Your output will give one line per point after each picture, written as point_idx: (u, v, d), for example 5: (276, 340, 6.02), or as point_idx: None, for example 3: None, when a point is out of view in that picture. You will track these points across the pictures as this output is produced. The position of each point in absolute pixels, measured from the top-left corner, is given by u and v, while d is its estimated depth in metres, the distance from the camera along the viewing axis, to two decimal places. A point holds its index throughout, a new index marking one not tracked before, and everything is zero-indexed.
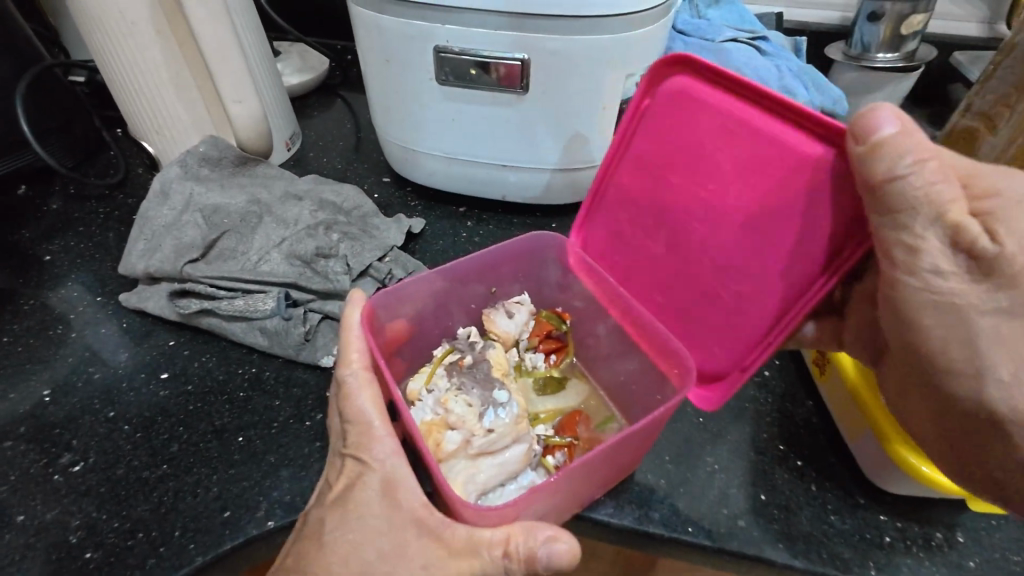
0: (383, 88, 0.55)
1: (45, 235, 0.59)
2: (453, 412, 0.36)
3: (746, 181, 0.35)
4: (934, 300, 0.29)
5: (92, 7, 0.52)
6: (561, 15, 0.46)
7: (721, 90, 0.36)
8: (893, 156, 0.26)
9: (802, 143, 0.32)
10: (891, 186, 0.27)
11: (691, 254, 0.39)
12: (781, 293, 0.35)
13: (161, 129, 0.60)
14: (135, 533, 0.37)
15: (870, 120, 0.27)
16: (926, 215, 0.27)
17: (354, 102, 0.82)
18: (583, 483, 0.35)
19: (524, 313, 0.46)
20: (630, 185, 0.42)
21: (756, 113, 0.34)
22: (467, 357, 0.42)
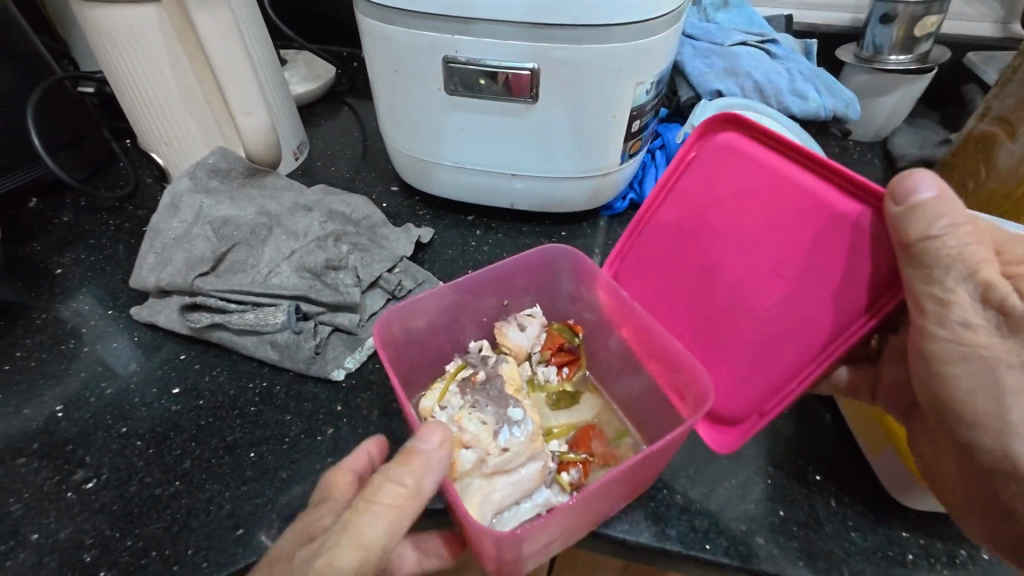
0: (392, 98, 0.55)
1: (56, 248, 0.59)
2: (467, 430, 0.36)
3: (783, 233, 0.37)
4: (963, 351, 0.31)
5: (101, 21, 0.52)
6: (570, 24, 0.45)
7: (767, 149, 0.38)
8: (927, 218, 0.29)
9: (841, 203, 0.34)
10: (926, 245, 0.29)
11: (722, 298, 0.40)
12: (808, 342, 0.36)
13: (170, 140, 0.60)
14: (149, 552, 0.37)
15: (910, 182, 0.30)
16: (959, 271, 0.29)
17: (361, 110, 0.82)
18: (599, 504, 0.35)
19: (535, 325, 0.45)
20: (669, 228, 0.44)
21: (798, 172, 0.36)
22: (480, 373, 0.41)
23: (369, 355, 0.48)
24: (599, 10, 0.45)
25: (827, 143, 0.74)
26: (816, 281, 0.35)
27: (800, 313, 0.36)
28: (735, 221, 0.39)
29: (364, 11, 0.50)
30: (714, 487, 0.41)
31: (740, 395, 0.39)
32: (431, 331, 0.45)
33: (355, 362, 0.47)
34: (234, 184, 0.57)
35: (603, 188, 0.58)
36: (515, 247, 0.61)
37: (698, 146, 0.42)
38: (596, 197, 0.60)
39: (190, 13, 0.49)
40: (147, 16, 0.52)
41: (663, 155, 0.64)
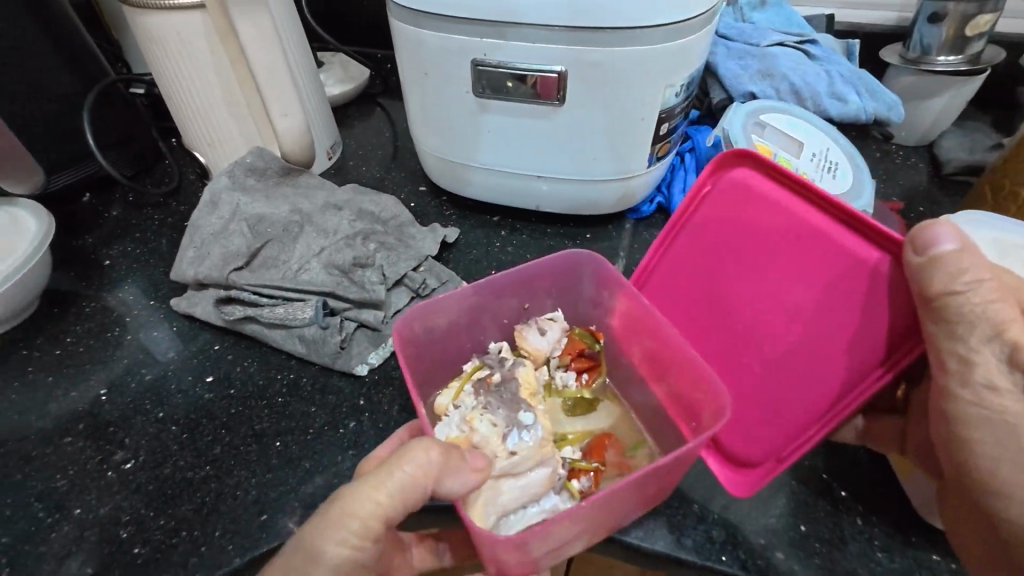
0: (423, 102, 0.56)
1: (106, 241, 0.63)
2: (477, 431, 0.37)
3: (801, 273, 0.38)
4: (986, 416, 0.30)
5: (152, 27, 0.55)
6: (598, 26, 0.45)
7: (783, 188, 0.39)
8: (951, 270, 0.29)
9: (860, 249, 0.35)
10: (948, 300, 0.30)
11: (738, 334, 0.41)
12: (826, 384, 0.36)
13: (214, 141, 0.63)
14: (179, 532, 0.39)
15: (932, 233, 0.30)
16: (983, 330, 0.29)
17: (393, 111, 0.83)
18: (609, 512, 0.35)
19: (555, 330, 0.46)
20: (684, 260, 0.44)
21: (816, 214, 0.37)
22: (496, 374, 0.42)
23: (392, 351, 0.49)
24: (629, 12, 0.44)
25: (868, 147, 0.71)
26: (835, 328, 0.36)
27: (821, 357, 0.37)
28: (754, 261, 0.40)
29: (396, 16, 0.51)
30: (734, 498, 0.40)
31: (756, 436, 0.39)
32: (451, 332, 0.45)
33: (379, 358, 0.48)
34: (269, 183, 0.59)
35: (630, 191, 0.58)
36: (539, 248, 0.61)
37: (713, 181, 0.42)
38: (622, 200, 0.59)
39: (233, 19, 0.51)
40: (193, 22, 0.55)
41: (693, 158, 0.63)
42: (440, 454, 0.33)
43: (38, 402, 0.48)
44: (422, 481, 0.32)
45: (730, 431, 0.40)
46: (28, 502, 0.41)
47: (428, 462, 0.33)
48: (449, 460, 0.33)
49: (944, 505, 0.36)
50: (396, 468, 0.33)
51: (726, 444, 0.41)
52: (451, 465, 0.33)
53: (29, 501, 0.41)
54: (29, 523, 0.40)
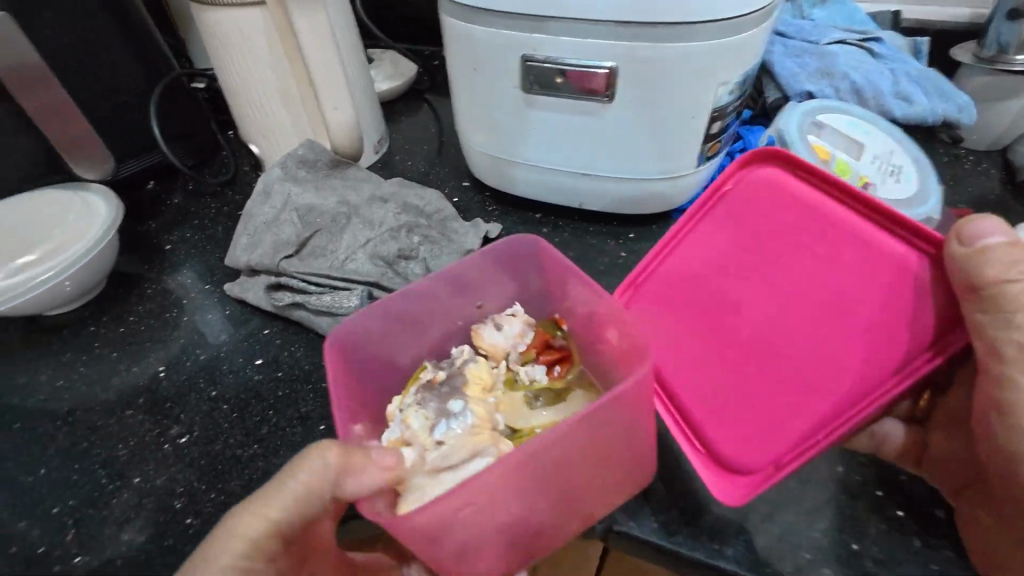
0: (472, 99, 0.56)
1: (167, 227, 0.66)
2: (410, 428, 0.38)
3: (827, 272, 0.36)
4: None
5: (215, 23, 0.58)
6: (652, 22, 0.45)
7: (814, 187, 0.37)
8: (999, 261, 0.31)
9: (893, 249, 0.34)
10: (1002, 288, 0.30)
11: (748, 336, 0.38)
12: (841, 389, 0.35)
13: (269, 134, 0.66)
14: (229, 506, 0.41)
15: (977, 227, 0.32)
16: None
17: (439, 107, 0.84)
18: (524, 494, 0.34)
19: (514, 324, 0.46)
20: (694, 258, 0.42)
21: (846, 214, 0.36)
22: (441, 373, 0.42)
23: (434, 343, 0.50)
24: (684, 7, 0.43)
25: (934, 150, 0.67)
26: (856, 331, 0.35)
27: (838, 360, 0.35)
28: (773, 260, 0.38)
29: (447, 12, 0.52)
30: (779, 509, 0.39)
31: (761, 446, 0.37)
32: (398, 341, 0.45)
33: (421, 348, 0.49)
34: (319, 175, 0.61)
35: (676, 191, 0.57)
36: (580, 247, 0.61)
37: (736, 177, 0.40)
38: (668, 200, 0.58)
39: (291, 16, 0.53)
40: (254, 19, 0.57)
41: None
42: (338, 454, 0.34)
43: (103, 375, 0.51)
44: (319, 475, 0.34)
45: (731, 439, 0.38)
46: (93, 468, 0.44)
47: (325, 462, 0.34)
48: (344, 455, 0.34)
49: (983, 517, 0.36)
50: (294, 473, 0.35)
51: (722, 454, 0.38)
52: (346, 463, 0.34)
53: (93, 467, 0.44)
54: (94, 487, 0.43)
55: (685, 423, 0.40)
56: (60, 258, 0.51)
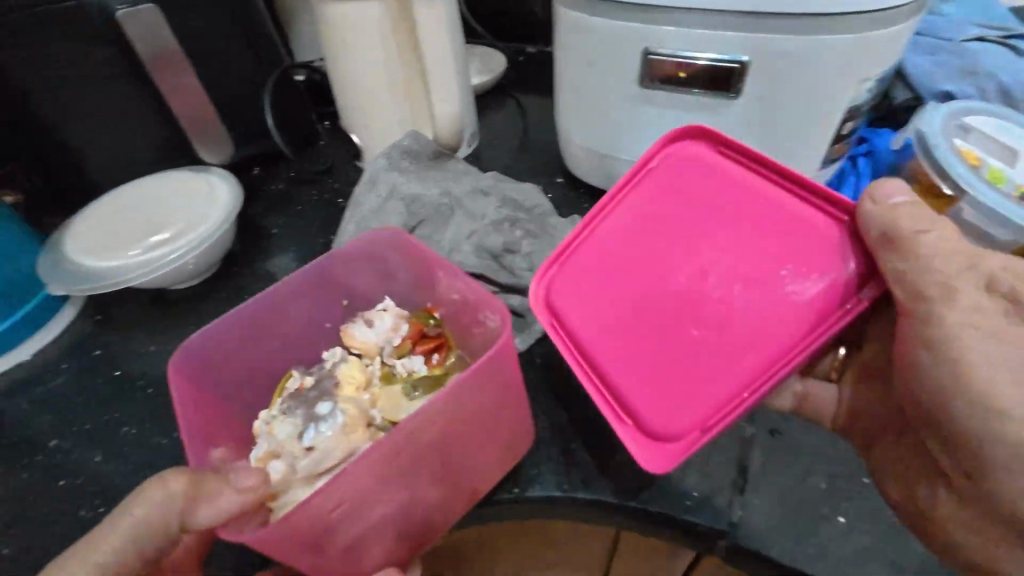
0: (580, 93, 0.55)
1: (274, 211, 0.69)
2: (278, 438, 0.43)
3: (744, 236, 0.36)
4: (934, 333, 0.33)
5: (332, 14, 0.59)
6: (797, 13, 0.42)
7: (733, 159, 0.38)
8: (906, 214, 0.34)
9: (809, 213, 0.36)
10: (913, 237, 0.33)
11: (665, 303, 0.37)
12: (774, 352, 0.35)
13: (370, 124, 0.67)
14: None
15: (883, 189, 0.35)
16: (964, 263, 0.33)
17: (526, 102, 0.84)
18: (404, 486, 0.37)
19: (385, 320, 0.49)
20: (618, 232, 0.40)
21: (763, 181, 0.37)
22: (307, 380, 0.47)
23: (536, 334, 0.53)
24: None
25: None
26: (794, 296, 0.35)
27: (782, 325, 0.35)
28: (689, 229, 0.38)
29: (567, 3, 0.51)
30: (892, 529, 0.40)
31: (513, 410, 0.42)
32: (247, 359, 0.48)
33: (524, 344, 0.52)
34: (421, 166, 0.61)
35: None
36: None
37: (664, 151, 0.40)
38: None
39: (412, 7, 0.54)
40: (370, 10, 0.58)
41: (868, 162, 0.56)
42: (183, 479, 0.35)
43: None
44: (176, 506, 0.35)
45: (636, 400, 0.38)
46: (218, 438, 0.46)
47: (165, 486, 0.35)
48: (199, 478, 0.35)
49: (911, 464, 0.41)
50: (127, 504, 0.36)
51: (663, 428, 0.37)
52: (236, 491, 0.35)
53: None
54: None
55: (614, 399, 0.39)
56: (189, 238, 0.53)
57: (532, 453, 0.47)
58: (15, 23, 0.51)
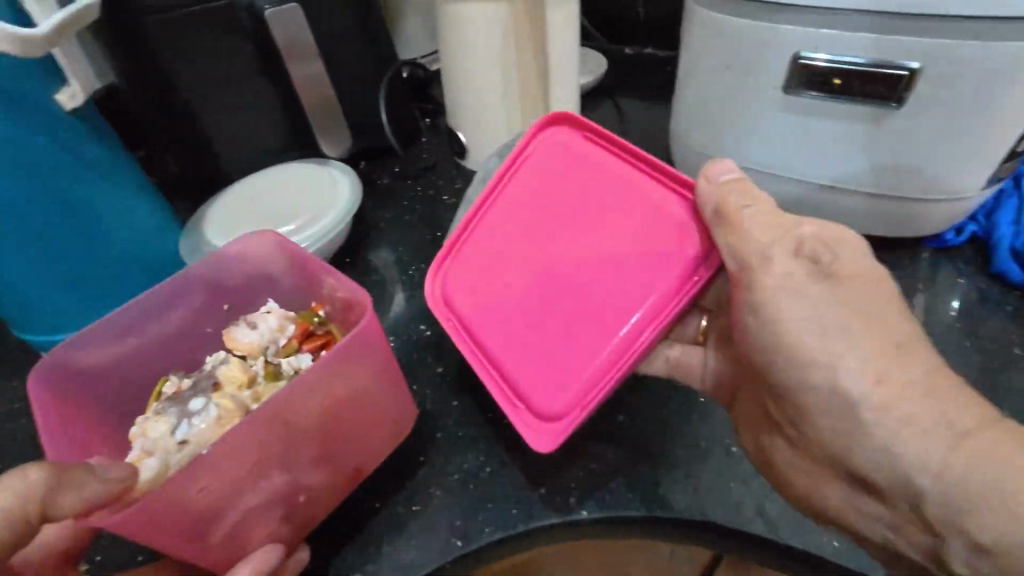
0: (707, 100, 0.53)
1: (381, 206, 0.70)
2: (150, 437, 0.43)
3: (586, 215, 0.42)
4: (775, 282, 0.38)
5: (456, 14, 0.59)
6: (986, 17, 0.39)
7: (579, 141, 0.44)
8: (740, 189, 0.40)
9: (654, 194, 0.41)
10: (737, 212, 0.39)
11: (543, 285, 0.42)
12: (611, 326, 0.40)
13: (479, 123, 0.67)
14: (466, 482, 0.48)
15: (715, 168, 0.41)
16: (779, 231, 0.40)
17: (624, 104, 0.82)
18: (275, 470, 0.40)
19: (270, 321, 0.49)
20: (505, 218, 0.45)
21: (583, 159, 0.44)
22: (181, 383, 0.47)
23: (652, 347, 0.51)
24: None
25: None
26: (610, 277, 0.40)
27: (614, 307, 0.40)
28: (557, 215, 0.43)
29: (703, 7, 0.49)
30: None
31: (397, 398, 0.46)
32: (136, 350, 0.48)
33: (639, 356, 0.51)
34: None
35: (930, 213, 0.51)
36: None
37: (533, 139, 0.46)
38: (912, 221, 0.52)
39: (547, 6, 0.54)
40: (497, 11, 0.58)
41: None
42: (46, 478, 0.33)
43: None
44: (33, 496, 0.33)
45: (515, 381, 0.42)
46: None
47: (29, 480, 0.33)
48: (72, 473, 0.34)
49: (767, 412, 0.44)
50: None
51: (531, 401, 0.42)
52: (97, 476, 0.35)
53: None
54: None
55: (504, 381, 0.43)
56: (322, 226, 0.55)
57: (565, 462, 0.47)
58: (172, 23, 0.54)
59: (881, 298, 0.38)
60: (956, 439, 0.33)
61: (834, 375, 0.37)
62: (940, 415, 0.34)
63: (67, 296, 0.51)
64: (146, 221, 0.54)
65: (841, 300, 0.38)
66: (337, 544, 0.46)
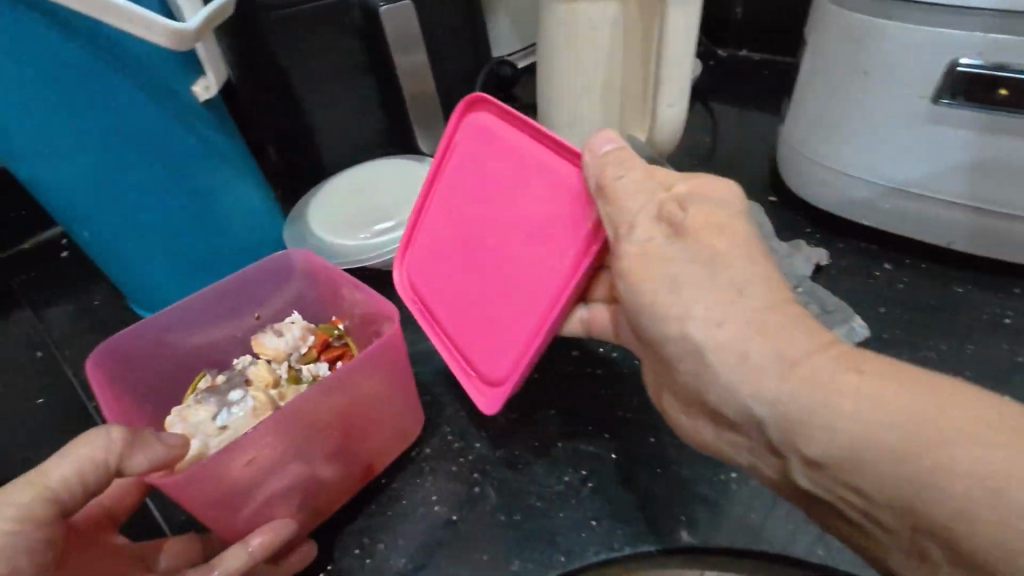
0: (826, 103, 0.51)
1: None
2: (191, 421, 0.42)
3: (499, 193, 0.42)
4: (643, 254, 0.34)
5: (562, 15, 0.58)
6: None
7: (503, 122, 0.42)
8: (615, 160, 0.36)
9: (560, 167, 0.39)
10: (612, 184, 0.36)
11: (477, 264, 0.43)
12: (536, 301, 0.40)
13: (574, 126, 0.65)
14: (568, 498, 0.43)
15: (601, 136, 0.38)
16: (647, 199, 0.36)
17: (716, 108, 0.78)
18: (296, 459, 0.40)
19: (293, 329, 0.49)
20: (444, 204, 0.46)
21: (504, 138, 0.42)
22: (218, 377, 0.46)
23: None
24: None
25: None
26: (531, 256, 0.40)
27: (529, 278, 0.40)
28: (478, 194, 0.43)
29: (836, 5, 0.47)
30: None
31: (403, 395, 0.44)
32: (177, 345, 0.48)
33: None
34: None
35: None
36: (940, 294, 0.51)
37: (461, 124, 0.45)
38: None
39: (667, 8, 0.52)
40: (606, 12, 0.56)
41: None
42: (124, 446, 0.34)
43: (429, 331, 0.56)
44: (111, 461, 0.34)
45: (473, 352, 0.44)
46: (440, 424, 0.48)
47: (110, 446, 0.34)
48: (143, 442, 0.35)
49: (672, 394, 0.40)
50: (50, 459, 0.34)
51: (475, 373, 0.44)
52: (167, 446, 0.36)
53: (440, 423, 0.48)
54: (440, 443, 0.47)
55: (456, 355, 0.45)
56: None
57: (674, 488, 0.43)
58: (290, 18, 0.56)
59: (737, 225, 0.34)
60: (786, 368, 0.30)
61: (683, 327, 0.33)
62: (772, 352, 0.30)
63: (165, 268, 0.52)
64: (247, 201, 0.54)
65: (736, 287, 0.32)
66: (363, 533, 0.43)
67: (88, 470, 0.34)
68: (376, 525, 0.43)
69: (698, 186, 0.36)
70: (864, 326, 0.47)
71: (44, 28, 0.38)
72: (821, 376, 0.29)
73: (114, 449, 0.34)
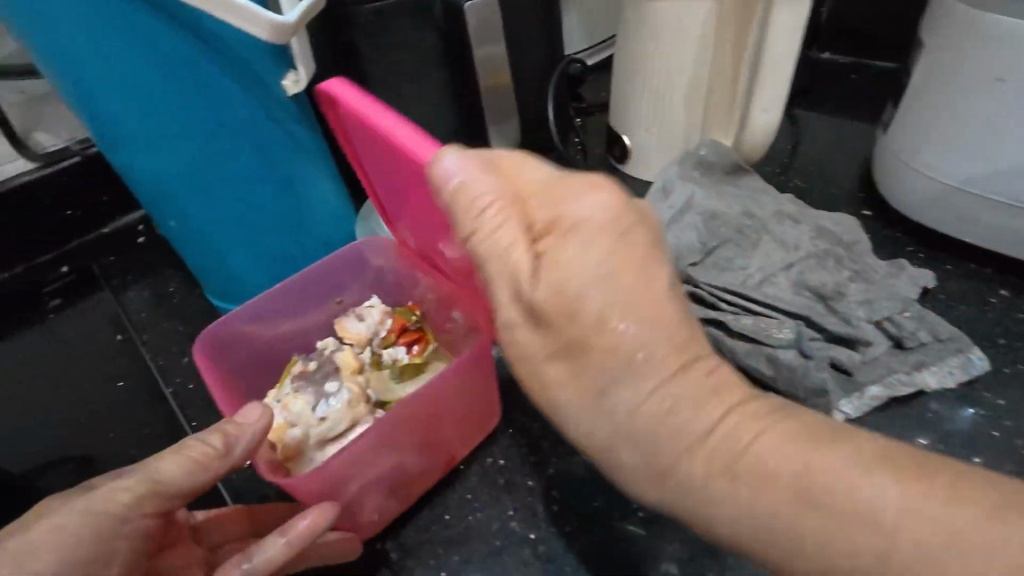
0: (938, 109, 0.48)
1: None
2: (291, 411, 0.42)
3: (414, 188, 0.39)
4: (515, 349, 0.31)
5: (653, 13, 0.55)
6: None
7: (374, 106, 0.39)
8: (465, 208, 0.31)
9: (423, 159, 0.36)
10: (472, 241, 0.31)
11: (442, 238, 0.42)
12: None
13: (653, 127, 0.63)
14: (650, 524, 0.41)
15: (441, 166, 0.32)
16: (510, 264, 0.30)
17: (799, 112, 0.73)
18: (389, 454, 0.39)
19: (374, 314, 0.48)
20: (386, 187, 0.44)
21: (377, 131, 0.39)
22: (308, 364, 0.46)
23: (869, 405, 0.42)
24: None
25: None
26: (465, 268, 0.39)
27: None
28: (403, 184, 0.41)
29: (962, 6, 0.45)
30: None
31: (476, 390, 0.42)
32: (266, 335, 0.48)
33: (854, 410, 0.41)
34: (715, 178, 0.56)
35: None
36: None
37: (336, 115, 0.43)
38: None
39: (773, 9, 0.51)
40: (700, 10, 0.53)
41: None
42: (224, 436, 0.37)
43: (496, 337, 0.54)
44: (217, 450, 0.36)
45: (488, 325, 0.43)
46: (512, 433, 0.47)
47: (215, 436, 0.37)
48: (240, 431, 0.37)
49: None
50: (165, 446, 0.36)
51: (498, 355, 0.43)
52: (262, 430, 0.37)
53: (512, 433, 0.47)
54: (517, 455, 0.45)
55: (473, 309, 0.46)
56: None
57: None
58: (375, 13, 0.56)
59: (593, 273, 0.28)
60: (655, 467, 0.29)
61: (567, 431, 0.31)
62: (640, 457, 0.29)
63: (241, 256, 0.53)
64: (323, 196, 0.53)
65: (601, 381, 0.29)
66: (439, 543, 0.42)
67: (196, 458, 0.36)
68: (449, 536, 0.42)
69: (558, 202, 0.30)
70: (983, 358, 0.43)
71: (155, 18, 0.38)
72: (684, 476, 0.28)
73: (214, 451, 0.36)
